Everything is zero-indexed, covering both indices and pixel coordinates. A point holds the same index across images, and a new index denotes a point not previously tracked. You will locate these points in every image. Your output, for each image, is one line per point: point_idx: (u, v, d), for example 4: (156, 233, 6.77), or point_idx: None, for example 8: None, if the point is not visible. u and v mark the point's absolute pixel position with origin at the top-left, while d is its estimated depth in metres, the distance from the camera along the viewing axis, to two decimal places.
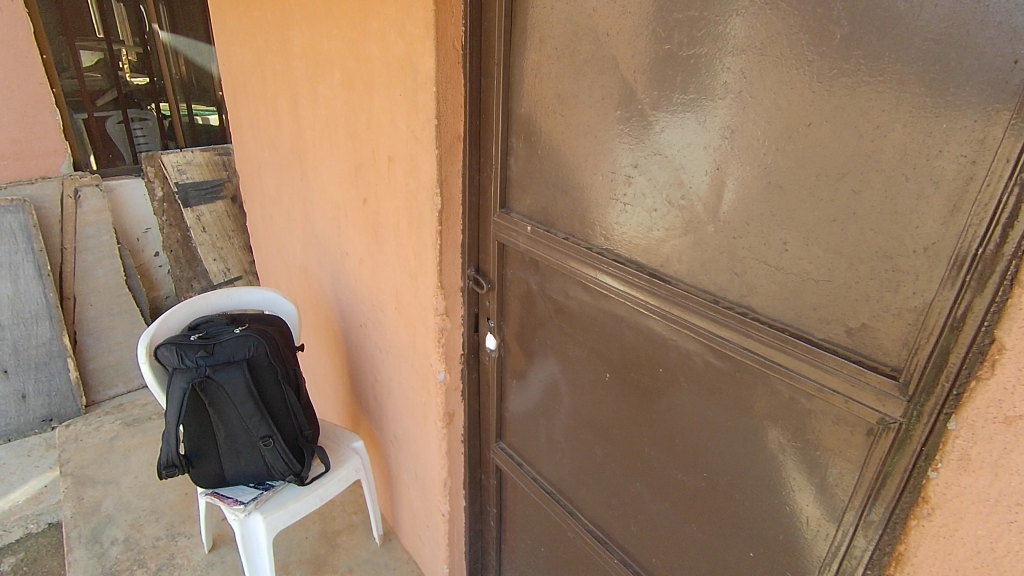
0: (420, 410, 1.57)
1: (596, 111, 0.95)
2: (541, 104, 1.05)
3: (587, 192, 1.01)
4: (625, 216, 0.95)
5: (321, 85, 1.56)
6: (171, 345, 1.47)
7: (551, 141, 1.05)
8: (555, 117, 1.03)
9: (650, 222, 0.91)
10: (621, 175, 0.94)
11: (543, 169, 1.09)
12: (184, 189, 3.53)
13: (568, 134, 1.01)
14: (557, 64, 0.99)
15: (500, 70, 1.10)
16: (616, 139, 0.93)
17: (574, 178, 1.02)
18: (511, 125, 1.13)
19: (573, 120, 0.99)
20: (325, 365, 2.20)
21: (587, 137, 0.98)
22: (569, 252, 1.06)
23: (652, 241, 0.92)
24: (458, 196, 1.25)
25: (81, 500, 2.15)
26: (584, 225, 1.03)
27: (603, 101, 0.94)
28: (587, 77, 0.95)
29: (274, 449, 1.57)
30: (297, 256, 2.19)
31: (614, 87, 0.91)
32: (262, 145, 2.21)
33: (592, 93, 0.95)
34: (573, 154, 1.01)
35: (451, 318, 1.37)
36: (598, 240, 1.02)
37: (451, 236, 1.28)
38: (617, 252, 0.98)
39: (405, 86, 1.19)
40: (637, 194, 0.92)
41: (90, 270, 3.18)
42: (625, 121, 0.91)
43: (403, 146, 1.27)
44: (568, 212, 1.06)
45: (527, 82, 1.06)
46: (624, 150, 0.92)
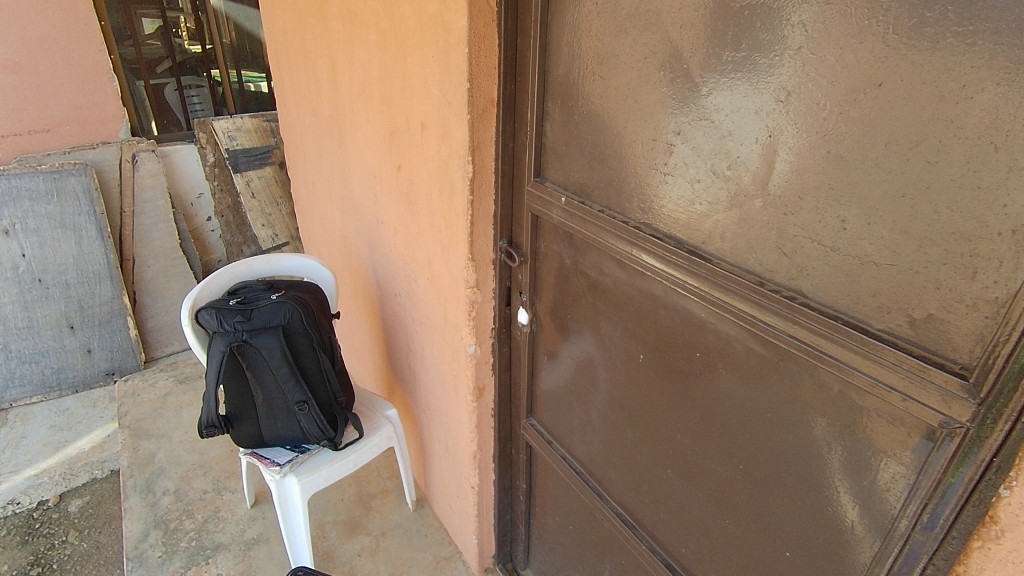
0: (451, 383, 1.55)
1: (636, 72, 0.88)
2: (579, 67, 0.98)
3: (626, 162, 0.94)
4: (666, 189, 0.88)
5: (357, 49, 1.52)
6: (211, 309, 1.51)
7: (589, 108, 0.98)
8: (594, 81, 0.95)
9: (692, 194, 0.84)
10: (663, 143, 0.86)
11: (580, 136, 1.02)
12: (234, 155, 3.62)
13: (607, 97, 0.94)
14: (598, 22, 0.92)
15: (537, 29, 1.03)
16: (658, 103, 0.85)
17: (611, 147, 0.96)
18: (546, 90, 1.06)
19: (613, 82, 0.92)
20: (363, 332, 2.22)
21: (628, 101, 0.90)
22: (604, 226, 1.00)
23: (694, 217, 0.84)
24: (491, 164, 1.19)
25: (136, 451, 2.28)
26: (621, 197, 0.97)
27: (646, 62, 0.86)
28: (629, 35, 0.87)
29: (309, 414, 1.59)
30: (337, 224, 2.20)
31: (658, 46, 0.83)
32: (304, 111, 2.20)
33: (633, 52, 0.87)
34: (611, 122, 0.94)
35: (482, 291, 1.33)
36: (635, 214, 0.95)
37: (483, 206, 1.23)
38: (655, 226, 0.92)
39: (438, 47, 1.13)
40: (680, 165, 0.84)
41: (148, 233, 3.31)
42: (668, 83, 0.83)
43: (436, 112, 1.21)
44: (605, 184, 0.99)
45: (565, 43, 0.99)
46: (667, 116, 0.84)
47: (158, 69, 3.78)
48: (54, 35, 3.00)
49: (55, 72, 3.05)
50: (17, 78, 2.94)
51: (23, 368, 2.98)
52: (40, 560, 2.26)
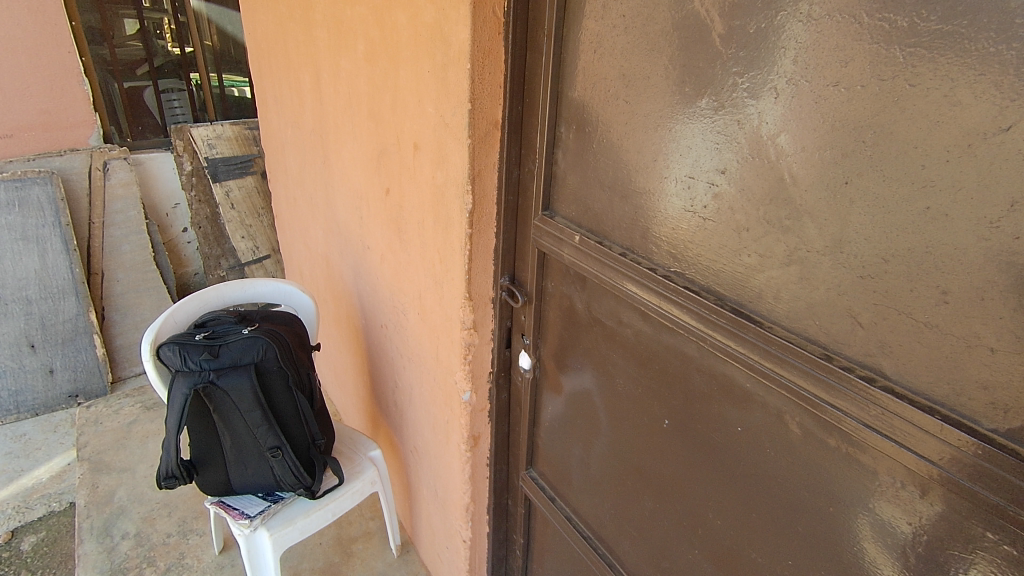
0: (442, 427, 1.40)
1: (671, 98, 0.74)
2: (600, 88, 0.85)
3: (656, 199, 0.80)
4: (704, 234, 0.74)
5: (344, 59, 1.38)
6: (174, 344, 1.34)
7: (610, 136, 0.85)
8: (618, 105, 0.82)
9: (738, 244, 0.70)
10: (704, 182, 0.73)
11: (598, 168, 0.89)
12: (213, 163, 3.40)
13: (634, 125, 0.81)
14: (627, 37, 0.78)
15: (550, 43, 0.89)
16: (698, 135, 0.72)
17: (637, 182, 0.82)
18: (559, 112, 0.93)
19: (641, 107, 0.79)
20: (346, 360, 2.07)
21: (661, 131, 0.77)
22: (625, 272, 0.87)
23: (740, 270, 0.71)
24: (493, 194, 1.05)
25: (95, 488, 2.10)
26: (647, 239, 0.83)
27: (684, 87, 0.72)
28: (666, 53, 0.74)
29: (284, 461, 1.44)
30: (319, 244, 2.04)
31: (701, 68, 0.70)
32: (286, 122, 2.05)
33: (669, 74, 0.74)
34: (638, 153, 0.81)
35: (480, 333, 1.18)
36: (665, 260, 0.81)
37: (483, 240, 1.08)
38: (687, 277, 0.78)
39: (435, 60, 0.99)
40: (724, 209, 0.71)
41: (118, 246, 3.12)
42: (713, 113, 0.70)
43: (431, 133, 1.07)
44: (627, 224, 0.86)
45: (584, 61, 0.86)
46: (710, 152, 0.71)
47: (136, 70, 3.60)
48: (20, 34, 2.82)
49: (20, 73, 2.86)
50: None
51: None
52: None
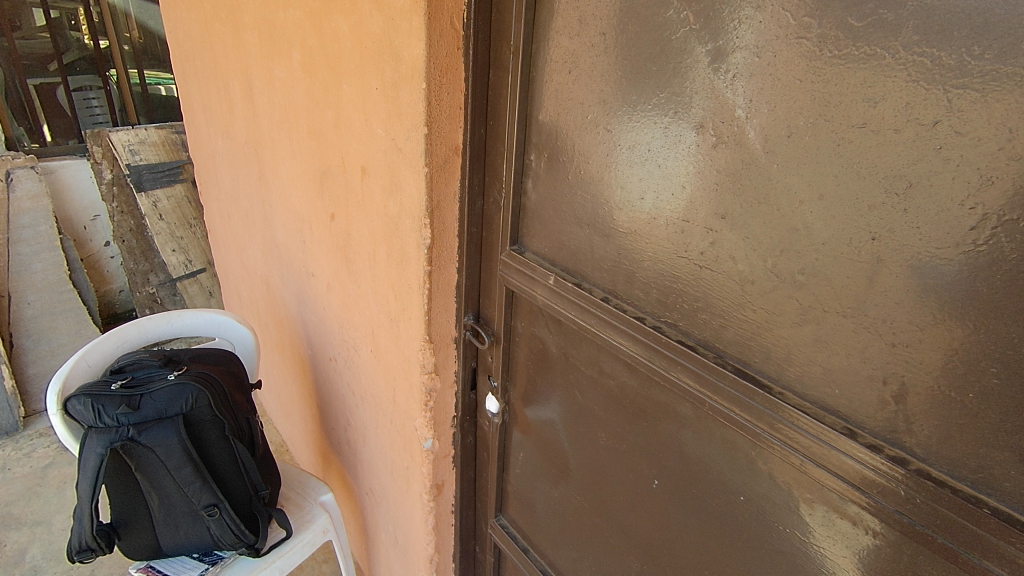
0: (401, 474, 1.28)
1: (660, 130, 0.65)
2: (577, 115, 0.75)
3: (644, 240, 0.71)
4: (701, 284, 0.66)
5: (277, 68, 1.23)
6: (84, 397, 1.16)
7: (589, 166, 0.75)
8: (598, 135, 0.73)
9: (740, 297, 0.62)
10: (701, 225, 0.64)
11: (576, 201, 0.79)
12: (137, 171, 3.11)
13: (616, 157, 0.71)
14: (606, 58, 0.69)
15: (517, 62, 0.79)
16: (693, 173, 0.63)
17: (621, 219, 0.73)
18: (527, 138, 0.83)
19: (625, 138, 0.69)
20: (293, 390, 1.91)
21: (649, 165, 0.68)
22: (607, 320, 0.77)
23: (743, 326, 0.63)
24: (453, 225, 0.94)
25: (2, 547, 1.85)
26: (632, 283, 0.74)
27: (676, 118, 0.63)
28: (655, 79, 0.64)
29: (222, 520, 1.27)
30: (258, 266, 1.87)
31: (696, 99, 0.61)
32: (215, 132, 1.86)
33: (658, 103, 0.65)
34: (622, 189, 0.72)
35: (442, 376, 1.07)
36: (654, 307, 0.72)
37: (443, 276, 0.97)
38: (681, 327, 0.70)
39: (384, 77, 0.87)
40: (724, 258, 0.62)
41: (27, 264, 2.81)
42: (711, 150, 0.61)
43: (381, 158, 0.95)
44: (609, 265, 0.77)
45: (556, 83, 0.76)
46: (708, 193, 0.62)
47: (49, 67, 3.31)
48: None
49: None
50: None
51: None
52: None
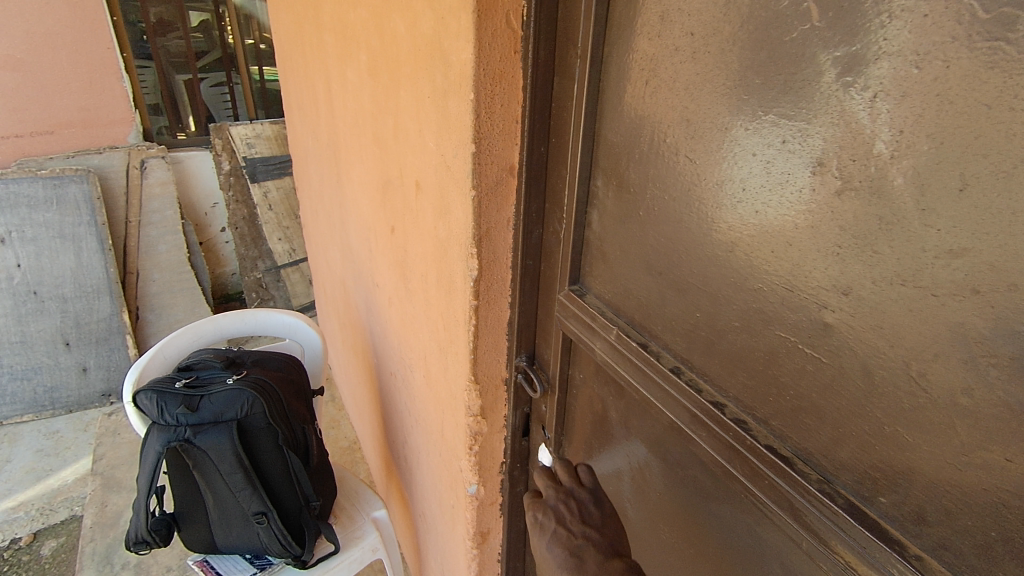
0: (449, 509, 1.18)
1: (761, 166, 0.48)
2: (654, 138, 0.59)
3: (730, 306, 0.55)
4: (804, 378, 0.49)
5: (350, 70, 1.17)
6: (151, 392, 1.18)
7: (666, 203, 0.60)
8: (679, 164, 0.57)
9: (861, 408, 0.44)
10: (809, 300, 0.47)
11: (647, 244, 0.64)
12: (252, 163, 3.32)
13: (703, 193, 0.55)
14: (695, 67, 0.53)
15: (584, 71, 0.65)
16: (805, 229, 0.45)
17: (706, 274, 0.57)
18: (595, 162, 0.69)
19: (714, 171, 0.53)
20: (364, 394, 1.89)
21: (743, 210, 0.51)
22: (677, 396, 0.62)
23: (862, 449, 0.45)
24: (506, 255, 0.81)
25: (103, 508, 2.01)
26: (711, 356, 0.58)
27: (784, 150, 0.46)
28: (758, 96, 0.47)
29: (270, 529, 1.25)
30: (337, 266, 1.86)
31: (815, 127, 0.43)
32: (307, 131, 1.87)
33: (761, 130, 0.48)
34: (708, 237, 0.55)
35: (490, 419, 0.95)
36: (738, 393, 0.56)
37: (494, 311, 0.84)
38: (772, 427, 0.53)
39: (435, 84, 0.76)
40: (841, 350, 0.45)
41: (154, 246, 3.08)
42: (833, 200, 0.43)
43: (433, 175, 0.84)
44: (682, 328, 0.62)
45: (631, 98, 0.61)
46: (824, 258, 0.44)
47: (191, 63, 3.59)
48: (60, 31, 2.77)
49: (59, 70, 2.82)
50: (19, 77, 2.73)
51: (14, 385, 2.79)
52: None
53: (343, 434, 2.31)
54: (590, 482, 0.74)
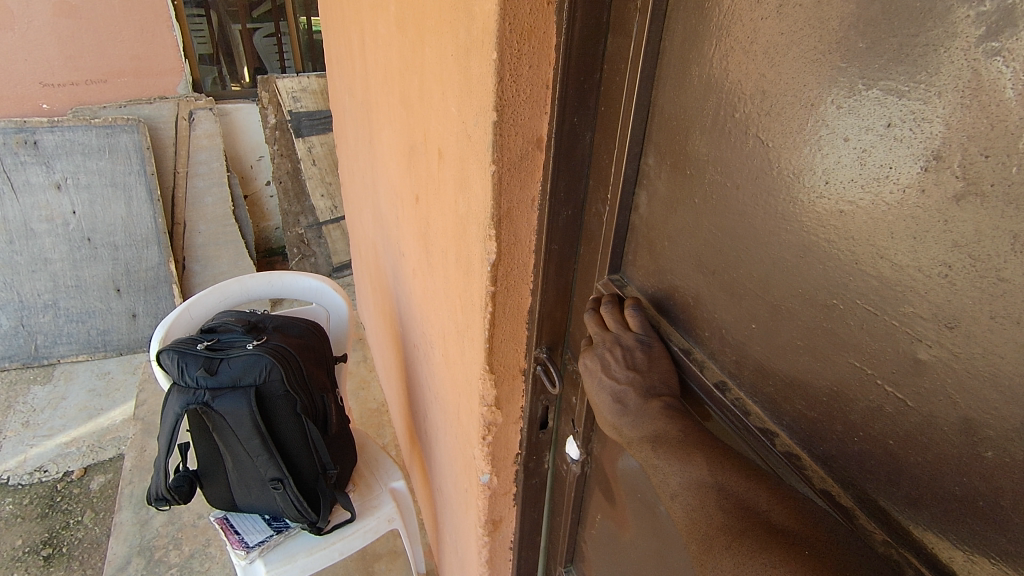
0: (463, 493, 1.13)
1: (853, 155, 0.39)
2: (718, 118, 0.51)
3: (792, 321, 0.48)
4: (877, 420, 0.42)
5: (380, 24, 1.09)
6: (172, 352, 1.17)
7: (727, 195, 0.52)
8: (748, 145, 0.48)
9: (952, 469, 0.37)
10: (895, 329, 0.39)
11: (701, 235, 0.56)
12: (297, 117, 3.29)
13: (777, 183, 0.46)
14: (781, 27, 0.43)
15: (643, 27, 0.55)
16: (903, 238, 0.37)
17: (774, 278, 0.49)
18: (649, 138, 0.60)
19: (794, 159, 0.44)
20: (391, 361, 1.87)
21: (822, 209, 0.43)
22: (723, 414, 0.57)
23: (943, 515, 0.39)
24: (529, 238, 0.73)
25: (142, 452, 2.09)
26: (764, 376, 0.52)
27: (887, 136, 0.37)
28: (857, 65, 0.38)
29: (286, 495, 1.25)
30: (369, 230, 1.82)
31: (935, 109, 0.34)
32: (344, 88, 1.80)
33: (858, 109, 0.38)
34: (779, 236, 0.47)
35: (506, 410, 0.88)
36: (793, 421, 0.50)
37: (514, 297, 0.77)
38: (831, 469, 0.46)
39: (458, 41, 0.67)
40: (932, 393, 0.38)
41: (201, 198, 3.13)
42: (947, 205, 0.34)
43: (454, 144, 0.76)
44: (733, 341, 0.55)
45: (696, 69, 0.52)
46: (925, 278, 0.36)
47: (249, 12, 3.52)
48: None
49: (112, 18, 2.82)
50: (74, 23, 2.75)
51: (70, 326, 2.94)
52: (51, 541, 2.14)
53: (372, 397, 2.31)
54: (641, 328, 0.64)
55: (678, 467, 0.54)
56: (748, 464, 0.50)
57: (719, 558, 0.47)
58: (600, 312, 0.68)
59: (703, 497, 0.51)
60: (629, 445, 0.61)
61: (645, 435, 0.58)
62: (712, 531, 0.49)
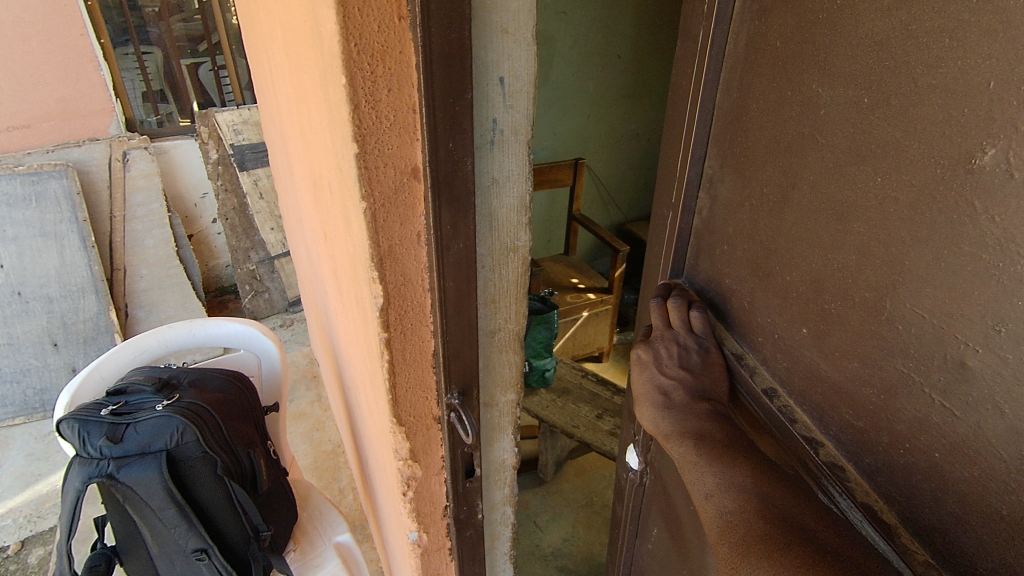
0: (399, 548, 1.04)
1: (906, 157, 0.46)
2: (781, 136, 0.60)
3: (841, 326, 0.55)
4: (923, 431, 0.47)
5: (274, 48, 1.01)
6: (72, 421, 1.06)
7: (786, 199, 0.60)
8: (809, 154, 0.56)
9: (1002, 488, 0.42)
10: (947, 335, 0.44)
11: (759, 238, 0.66)
12: (240, 151, 3.17)
13: (834, 188, 0.53)
14: (842, 41, 0.51)
15: (708, 32, 0.68)
16: (955, 235, 0.43)
17: (827, 288, 0.56)
18: (712, 142, 0.73)
19: (848, 162, 0.51)
20: (338, 400, 1.76)
21: (878, 208, 0.49)
22: (770, 419, 0.65)
23: (989, 536, 0.43)
24: (421, 276, 0.66)
25: None
26: (813, 384, 0.60)
27: (933, 132, 0.43)
28: (906, 65, 0.45)
29: (212, 566, 1.14)
30: (304, 264, 1.71)
31: (972, 103, 0.41)
32: (268, 115, 1.70)
33: (905, 105, 0.45)
34: (834, 245, 0.54)
35: (426, 462, 0.80)
36: (839, 433, 0.57)
37: (412, 342, 0.69)
38: (876, 483, 0.53)
39: (319, 66, 0.60)
40: (978, 400, 0.43)
41: (141, 241, 2.99)
42: (994, 194, 0.40)
43: (334, 175, 0.69)
44: (786, 346, 0.63)
45: (762, 83, 0.62)
46: (980, 283, 0.41)
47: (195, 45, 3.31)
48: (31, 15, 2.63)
49: (33, 59, 2.70)
50: None
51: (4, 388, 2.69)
52: None
53: (327, 437, 2.20)
54: (701, 327, 0.74)
55: (718, 469, 0.62)
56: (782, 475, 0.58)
57: (752, 563, 0.54)
58: (667, 302, 0.77)
59: (743, 504, 0.58)
60: (667, 438, 0.71)
61: (686, 432, 0.68)
62: (750, 539, 0.55)
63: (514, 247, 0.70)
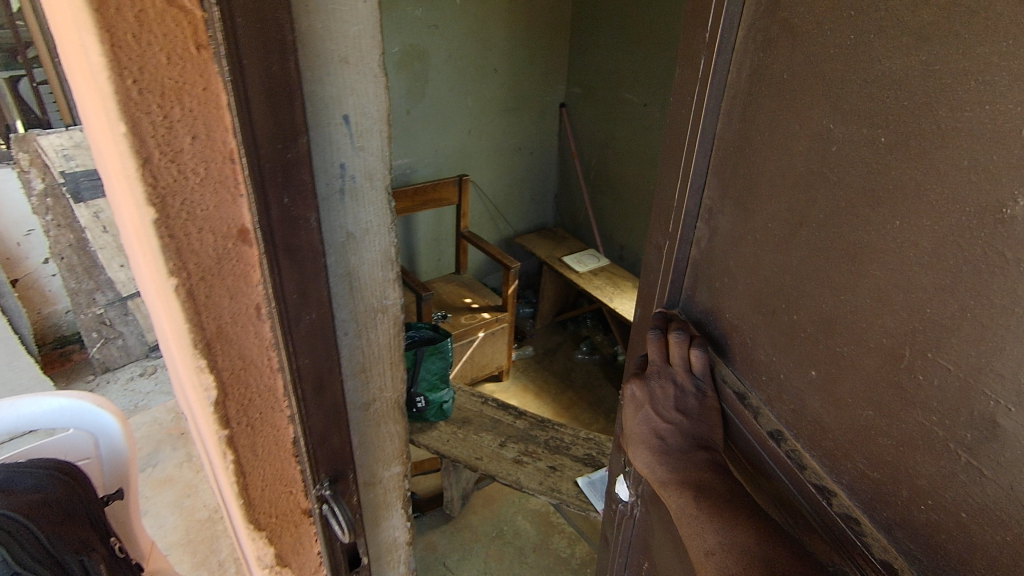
0: None
1: (922, 205, 0.40)
2: (786, 169, 0.53)
3: (856, 372, 0.48)
4: (947, 488, 0.42)
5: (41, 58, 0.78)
6: None
7: (794, 235, 0.53)
8: (815, 192, 0.49)
9: None
10: (971, 388, 0.39)
11: (763, 273, 0.58)
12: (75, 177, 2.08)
13: (848, 228, 0.47)
14: (851, 72, 0.44)
15: (709, 62, 0.61)
16: (986, 285, 0.37)
17: (839, 328, 0.49)
18: (712, 170, 0.65)
19: (864, 198, 0.45)
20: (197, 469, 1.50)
21: (895, 252, 0.43)
22: (779, 464, 0.59)
23: None
24: (266, 357, 0.53)
25: None
26: (824, 431, 0.53)
27: (952, 175, 0.38)
28: (926, 107, 0.39)
29: None
30: None
31: (1000, 148, 0.35)
32: None
33: (923, 145, 0.40)
34: (848, 277, 0.47)
35: (300, 564, 0.66)
36: (852, 482, 0.51)
37: (263, 433, 0.56)
38: (896, 539, 0.47)
39: (79, 100, 0.45)
40: (1011, 463, 0.37)
41: None
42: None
43: (122, 234, 0.53)
44: (793, 388, 0.56)
45: (768, 108, 0.55)
46: (1013, 338, 0.36)
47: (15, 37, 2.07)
48: None
49: None
50: None
51: None
52: None
53: (199, 503, 1.90)
54: (699, 367, 0.68)
55: (719, 527, 0.59)
56: (797, 549, 0.54)
57: None
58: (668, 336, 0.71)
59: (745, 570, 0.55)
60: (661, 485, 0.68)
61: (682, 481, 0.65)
62: None
63: (382, 307, 0.62)
